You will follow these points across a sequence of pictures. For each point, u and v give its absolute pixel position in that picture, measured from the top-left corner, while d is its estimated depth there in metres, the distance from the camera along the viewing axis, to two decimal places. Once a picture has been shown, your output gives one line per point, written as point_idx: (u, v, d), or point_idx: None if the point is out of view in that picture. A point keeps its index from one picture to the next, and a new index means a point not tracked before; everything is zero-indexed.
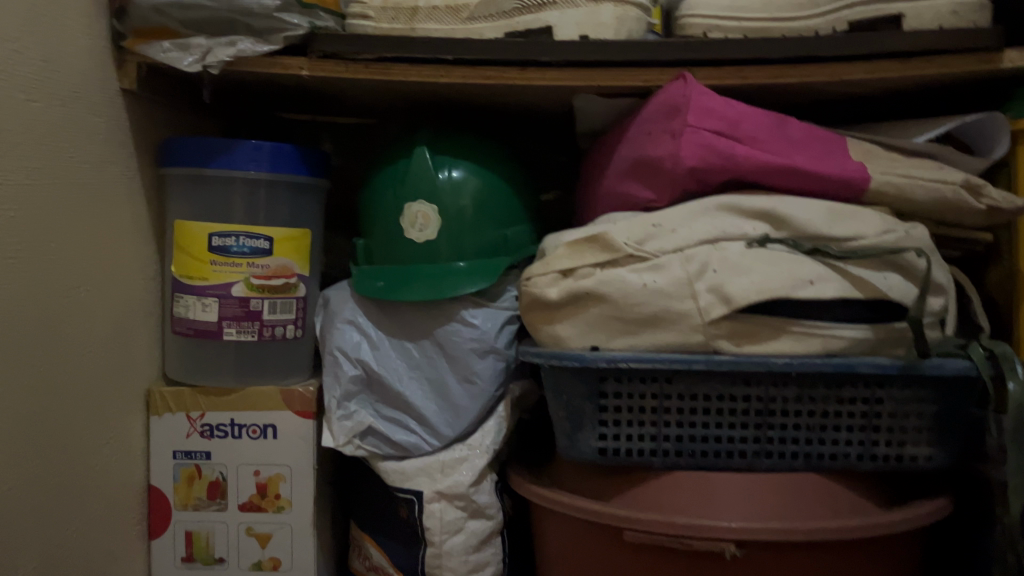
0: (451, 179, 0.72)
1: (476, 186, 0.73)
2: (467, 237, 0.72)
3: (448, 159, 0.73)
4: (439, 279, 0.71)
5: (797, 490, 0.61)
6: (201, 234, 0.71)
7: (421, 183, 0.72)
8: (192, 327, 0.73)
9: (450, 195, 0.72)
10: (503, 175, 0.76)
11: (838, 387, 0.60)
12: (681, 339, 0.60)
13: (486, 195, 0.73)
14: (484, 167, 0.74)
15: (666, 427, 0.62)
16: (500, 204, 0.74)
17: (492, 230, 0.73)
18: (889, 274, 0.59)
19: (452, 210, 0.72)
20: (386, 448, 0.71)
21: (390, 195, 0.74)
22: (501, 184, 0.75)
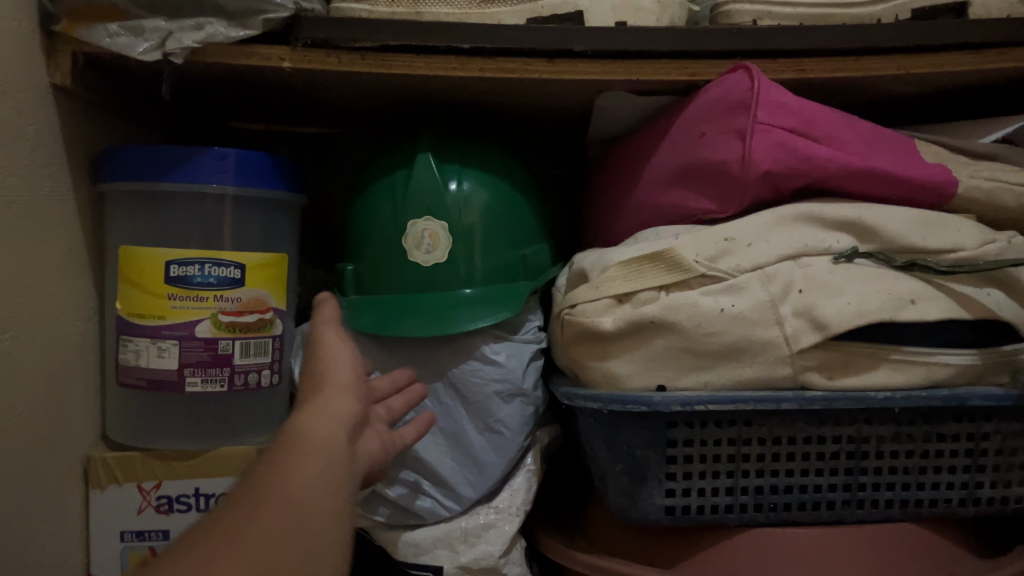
0: (460, 191, 0.61)
1: (488, 202, 0.62)
2: (479, 262, 0.61)
3: (454, 171, 0.62)
4: (448, 312, 0.59)
5: (898, 546, 0.53)
6: (158, 262, 0.57)
7: (425, 198, 0.60)
8: (145, 377, 0.58)
9: (458, 212, 0.60)
10: (515, 188, 0.65)
11: (940, 422, 0.52)
12: (764, 374, 0.50)
13: (498, 212, 0.62)
14: (495, 179, 0.64)
15: (745, 478, 0.52)
16: (514, 222, 0.64)
17: (507, 253, 0.62)
18: (993, 291, 0.51)
19: (465, 227, 0.61)
20: (397, 517, 0.59)
21: (386, 213, 0.62)
22: (515, 199, 0.64)
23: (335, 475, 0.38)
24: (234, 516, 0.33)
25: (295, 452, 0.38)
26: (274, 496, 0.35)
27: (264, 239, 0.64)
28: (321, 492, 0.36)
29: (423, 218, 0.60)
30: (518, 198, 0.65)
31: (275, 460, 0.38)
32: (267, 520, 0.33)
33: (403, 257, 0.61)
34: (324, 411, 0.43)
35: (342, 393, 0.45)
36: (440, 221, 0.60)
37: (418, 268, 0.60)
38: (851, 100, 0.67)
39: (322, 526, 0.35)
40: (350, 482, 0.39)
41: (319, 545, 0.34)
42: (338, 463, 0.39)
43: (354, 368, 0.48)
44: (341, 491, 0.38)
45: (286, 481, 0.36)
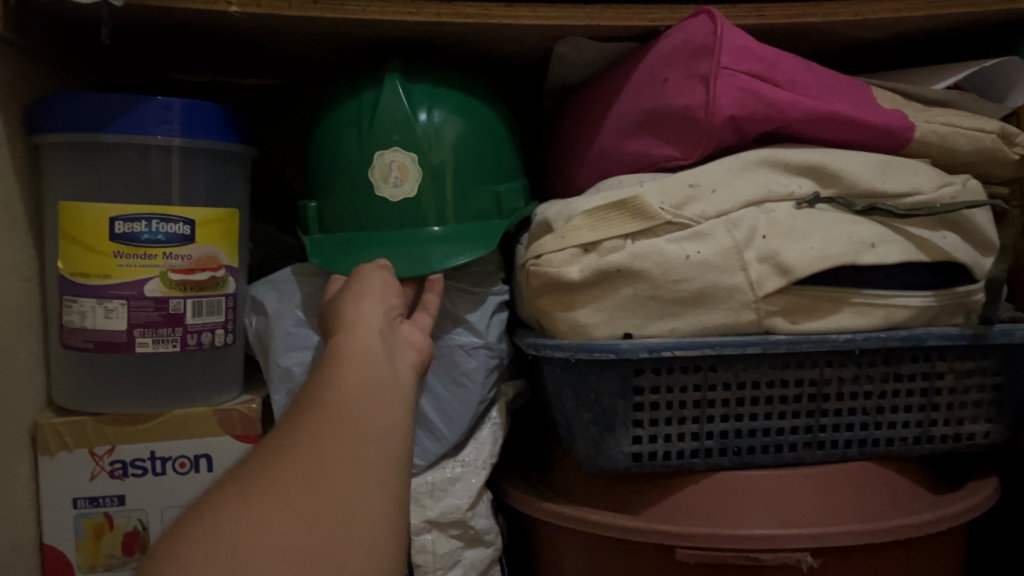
0: (431, 122, 0.59)
1: (458, 137, 0.60)
2: (448, 200, 0.59)
3: (424, 104, 0.60)
4: (416, 249, 0.58)
5: (856, 485, 0.54)
6: (101, 218, 0.54)
7: (392, 131, 0.59)
8: (92, 339, 0.56)
9: (427, 146, 0.59)
10: (489, 122, 0.63)
11: (897, 363, 0.53)
12: (730, 320, 0.51)
13: (470, 146, 0.60)
14: (467, 112, 0.61)
15: (709, 423, 0.53)
16: (487, 157, 0.62)
17: (479, 190, 0.61)
18: (948, 233, 0.53)
19: (435, 162, 0.59)
20: None
21: (352, 148, 0.60)
22: (488, 134, 0.62)
23: (376, 385, 0.40)
24: (285, 430, 0.36)
25: (336, 367, 0.41)
26: (319, 406, 0.37)
27: (213, 193, 0.61)
28: (367, 398, 0.39)
29: (390, 149, 0.58)
30: (491, 128, 0.63)
31: (318, 377, 0.40)
32: (316, 424, 0.36)
33: (370, 192, 0.59)
34: (356, 326, 0.46)
35: (369, 308, 0.48)
36: (409, 155, 0.58)
37: (385, 203, 0.59)
38: (807, 44, 0.67)
39: (371, 425, 0.37)
40: (396, 389, 0.42)
41: (375, 438, 0.36)
42: (379, 374, 0.41)
43: (381, 283, 0.52)
44: (388, 396, 0.40)
45: (329, 391, 0.39)
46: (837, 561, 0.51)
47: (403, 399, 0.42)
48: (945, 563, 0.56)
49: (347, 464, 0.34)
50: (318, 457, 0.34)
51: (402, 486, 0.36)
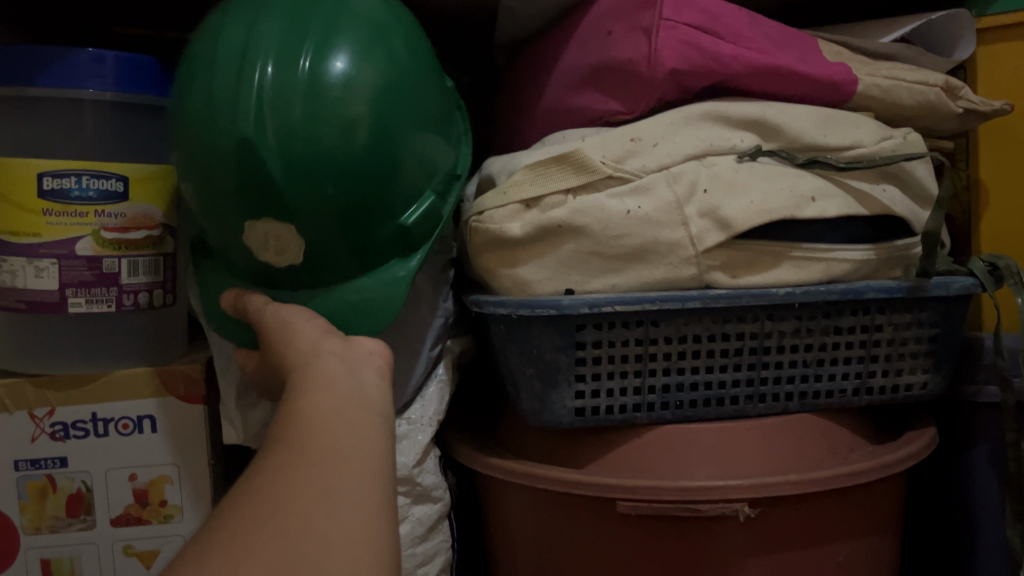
0: (326, 131, 0.47)
1: (342, 154, 0.47)
2: (350, 228, 0.50)
3: (286, 120, 0.46)
4: (334, 303, 0.53)
5: (796, 436, 0.55)
6: (29, 174, 0.53)
7: (252, 177, 0.47)
8: (25, 300, 0.55)
9: (305, 187, 0.47)
10: (385, 97, 0.49)
11: (837, 315, 0.54)
12: (671, 275, 0.51)
13: (360, 156, 0.48)
14: (348, 104, 0.47)
15: (651, 377, 0.53)
16: (387, 156, 0.50)
17: (385, 198, 0.51)
18: (887, 186, 0.53)
19: (343, 181, 0.48)
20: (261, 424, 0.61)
21: (210, 187, 0.48)
22: (387, 117, 0.49)
23: (345, 422, 0.35)
24: (240, 492, 0.31)
25: (296, 411, 0.36)
26: (277, 460, 0.32)
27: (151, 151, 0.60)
28: (334, 441, 0.33)
29: (255, 202, 0.48)
30: (394, 87, 0.50)
31: (277, 425, 0.35)
32: (275, 481, 0.31)
33: (252, 241, 0.50)
34: (313, 362, 0.40)
35: (320, 343, 0.43)
36: (283, 207, 0.48)
37: (282, 262, 0.51)
38: None
39: (344, 473, 0.32)
40: (372, 421, 0.36)
41: (350, 488, 0.31)
42: (346, 410, 0.36)
43: (312, 319, 0.46)
44: (363, 434, 0.35)
45: (286, 442, 0.33)
46: (773, 510, 0.52)
47: (385, 434, 0.36)
48: (882, 510, 0.57)
49: (318, 527, 0.29)
50: (281, 525, 0.28)
51: (392, 542, 0.31)
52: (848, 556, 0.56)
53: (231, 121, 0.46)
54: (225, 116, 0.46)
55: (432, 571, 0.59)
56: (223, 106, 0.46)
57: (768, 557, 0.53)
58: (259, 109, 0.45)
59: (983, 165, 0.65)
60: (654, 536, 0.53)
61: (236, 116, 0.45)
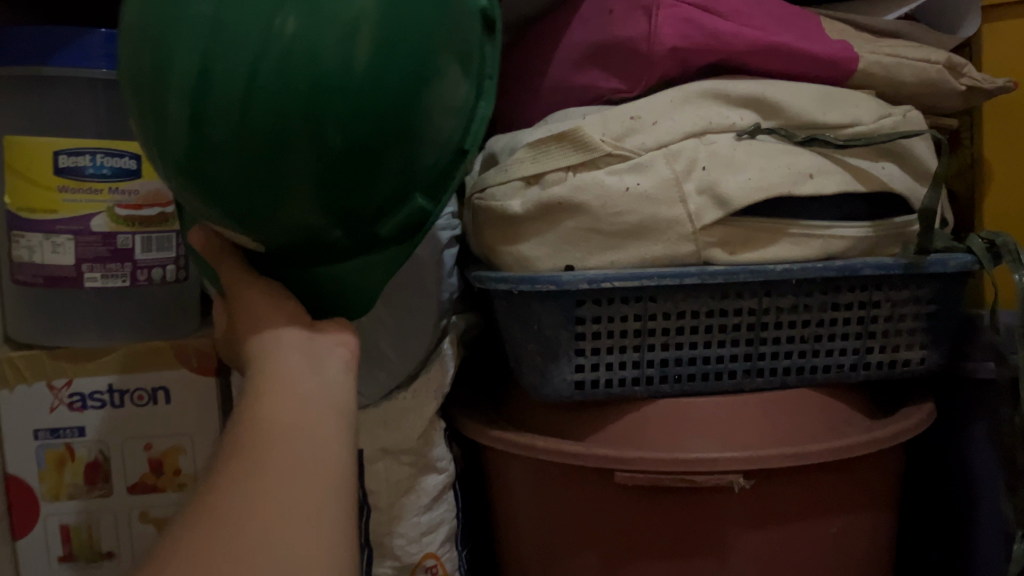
0: (297, 68, 0.34)
1: (329, 95, 0.34)
2: (339, 199, 0.38)
3: (255, 43, 0.33)
4: (312, 285, 0.44)
5: (792, 410, 0.56)
6: (45, 152, 0.55)
7: (204, 124, 0.35)
8: (42, 275, 0.56)
9: (272, 142, 0.35)
10: (400, 7, 0.35)
11: (835, 291, 0.54)
12: (670, 252, 0.52)
13: (355, 96, 0.35)
14: (346, 17, 0.34)
15: (649, 352, 0.54)
16: (395, 94, 0.36)
17: (383, 163, 0.38)
18: (886, 163, 0.53)
19: (319, 142, 0.35)
20: None
21: (150, 142, 0.37)
22: (398, 34, 0.35)
23: (308, 428, 0.36)
24: (201, 503, 0.32)
25: (260, 407, 0.36)
26: (237, 472, 0.34)
27: None
28: (295, 452, 0.35)
29: (207, 164, 0.36)
30: (406, 5, 0.35)
31: (241, 423, 0.36)
32: (237, 501, 0.32)
33: (210, 218, 0.40)
34: (280, 349, 0.40)
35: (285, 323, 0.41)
36: (242, 171, 0.36)
37: (247, 244, 0.42)
38: None
39: (301, 493, 0.33)
40: (332, 423, 0.37)
41: (307, 510, 0.33)
42: (308, 411, 0.37)
43: (276, 300, 0.42)
44: (324, 441, 0.36)
45: (249, 449, 0.34)
46: (768, 482, 0.53)
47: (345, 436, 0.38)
48: (878, 484, 0.58)
49: (273, 561, 0.31)
50: (241, 556, 0.30)
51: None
52: (844, 529, 0.57)
53: (186, 43, 0.34)
54: (174, 30, 0.34)
55: (437, 540, 0.61)
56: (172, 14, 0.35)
57: (765, 529, 0.54)
58: (217, 26, 0.34)
59: (989, 141, 0.65)
60: (653, 508, 0.54)
61: (190, 36, 0.34)
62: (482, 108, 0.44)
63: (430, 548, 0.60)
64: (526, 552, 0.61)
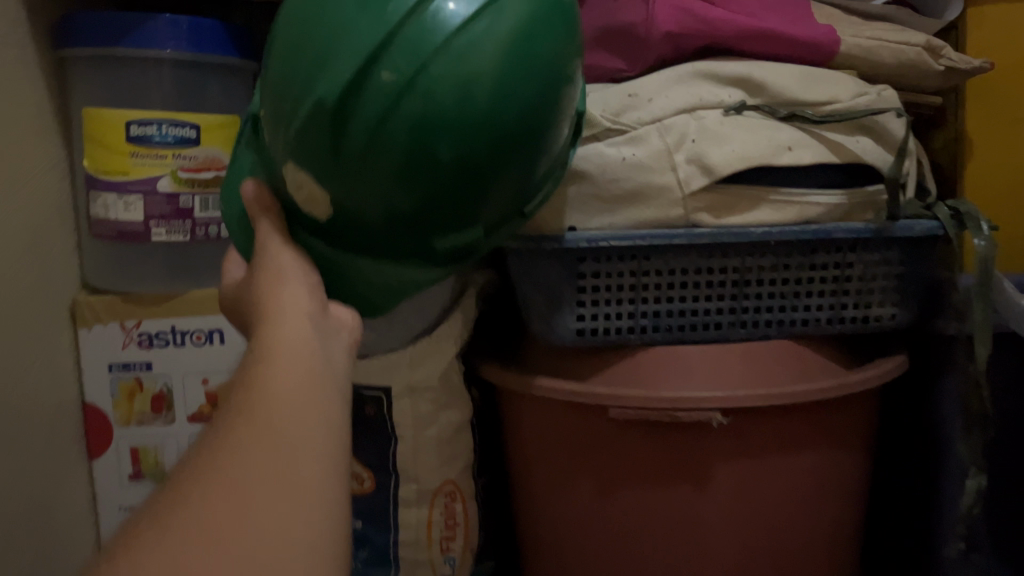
0: (435, 97, 0.41)
1: (456, 118, 0.41)
2: (427, 208, 0.44)
3: (410, 67, 0.40)
4: (356, 276, 0.50)
5: (774, 358, 0.62)
6: (118, 122, 0.63)
7: (344, 118, 0.41)
8: (116, 229, 0.65)
9: (400, 135, 0.41)
10: (529, 61, 0.42)
11: (811, 253, 0.61)
12: (661, 215, 0.58)
13: (476, 126, 0.42)
14: (485, 60, 0.41)
15: (644, 304, 0.61)
16: (505, 132, 0.43)
17: (471, 195, 0.44)
18: (861, 138, 0.59)
19: (432, 161, 0.42)
20: None
21: (280, 117, 0.43)
22: (523, 81, 0.42)
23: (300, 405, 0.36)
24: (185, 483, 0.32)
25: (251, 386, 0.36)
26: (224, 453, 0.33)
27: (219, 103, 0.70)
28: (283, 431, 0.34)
29: (330, 151, 0.42)
30: (533, 73, 0.43)
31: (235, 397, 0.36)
32: (219, 485, 0.32)
33: (303, 188, 0.45)
34: (286, 323, 0.40)
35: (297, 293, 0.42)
36: (361, 163, 0.42)
37: (316, 218, 0.46)
38: None
39: (287, 477, 0.33)
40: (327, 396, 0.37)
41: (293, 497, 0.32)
42: (302, 387, 0.37)
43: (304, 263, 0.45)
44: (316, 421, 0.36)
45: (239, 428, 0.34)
46: (745, 419, 0.60)
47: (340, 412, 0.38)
48: (849, 427, 0.65)
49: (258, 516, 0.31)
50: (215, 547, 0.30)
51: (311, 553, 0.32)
52: (815, 464, 0.63)
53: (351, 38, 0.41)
54: (340, 34, 0.41)
55: (456, 469, 0.69)
56: (341, 21, 0.41)
57: (743, 462, 0.61)
58: (382, 41, 0.40)
59: (973, 122, 0.70)
60: (642, 440, 0.61)
61: (358, 33, 0.41)
62: (564, 146, 0.50)
63: (449, 475, 0.69)
64: (534, 480, 0.69)
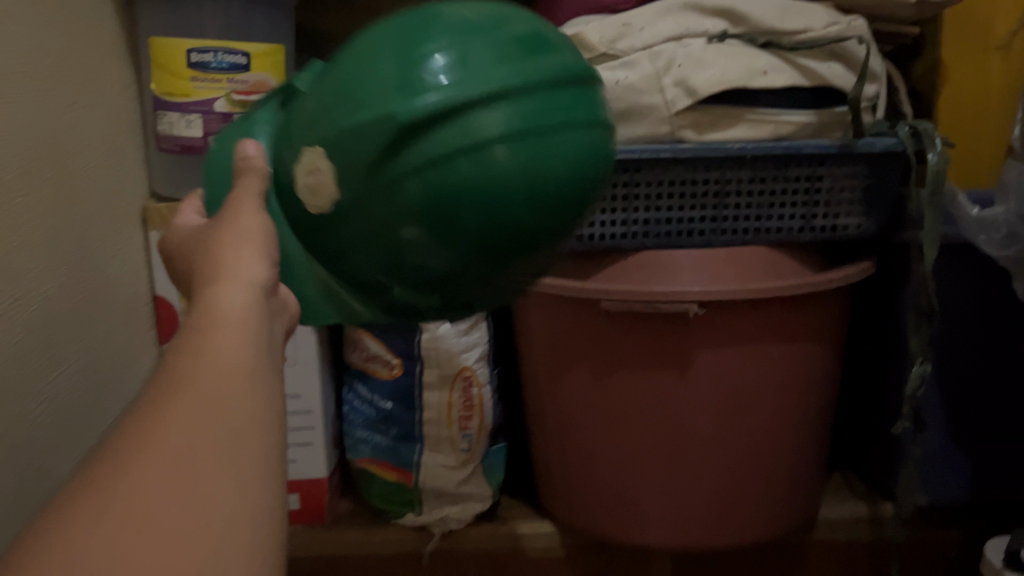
0: (426, 195, 0.34)
1: (483, 195, 0.33)
2: (406, 279, 0.38)
3: (438, 152, 0.33)
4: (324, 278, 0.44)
5: (751, 261, 0.70)
6: (179, 50, 0.73)
7: (379, 144, 0.34)
8: (179, 143, 0.75)
9: (388, 214, 0.35)
10: (546, 188, 0.34)
11: (786, 167, 0.68)
12: (651, 131, 0.67)
13: (481, 233, 0.34)
14: (497, 175, 0.33)
15: (635, 213, 0.69)
16: (499, 250, 0.35)
17: (450, 287, 0.38)
18: (832, 63, 0.67)
19: (405, 254, 0.36)
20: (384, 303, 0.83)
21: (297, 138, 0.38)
22: (568, 191, 0.34)
23: (228, 418, 0.32)
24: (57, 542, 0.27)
25: (169, 400, 0.32)
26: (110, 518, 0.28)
27: (267, 32, 0.80)
28: (207, 457, 0.31)
29: (350, 170, 0.35)
30: (549, 210, 0.34)
31: (129, 436, 0.31)
32: (123, 515, 0.28)
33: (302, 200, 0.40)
34: (235, 307, 0.37)
35: (234, 296, 0.37)
36: (370, 198, 0.35)
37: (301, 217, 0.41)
38: None
39: (217, 502, 0.30)
40: (256, 410, 0.34)
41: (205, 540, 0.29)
42: (230, 400, 0.33)
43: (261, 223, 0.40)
44: (245, 441, 0.32)
45: (145, 459, 0.30)
46: (718, 312, 0.69)
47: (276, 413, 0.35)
48: (819, 325, 0.74)
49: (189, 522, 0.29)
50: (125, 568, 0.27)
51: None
52: (784, 355, 0.72)
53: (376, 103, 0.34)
54: (371, 89, 0.34)
55: (473, 357, 0.79)
56: (376, 75, 0.35)
57: (717, 349, 0.70)
58: (399, 126, 0.33)
59: (951, 52, 0.76)
60: (631, 328, 0.70)
61: (381, 100, 0.34)
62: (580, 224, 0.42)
63: (467, 363, 0.79)
64: (541, 370, 0.78)
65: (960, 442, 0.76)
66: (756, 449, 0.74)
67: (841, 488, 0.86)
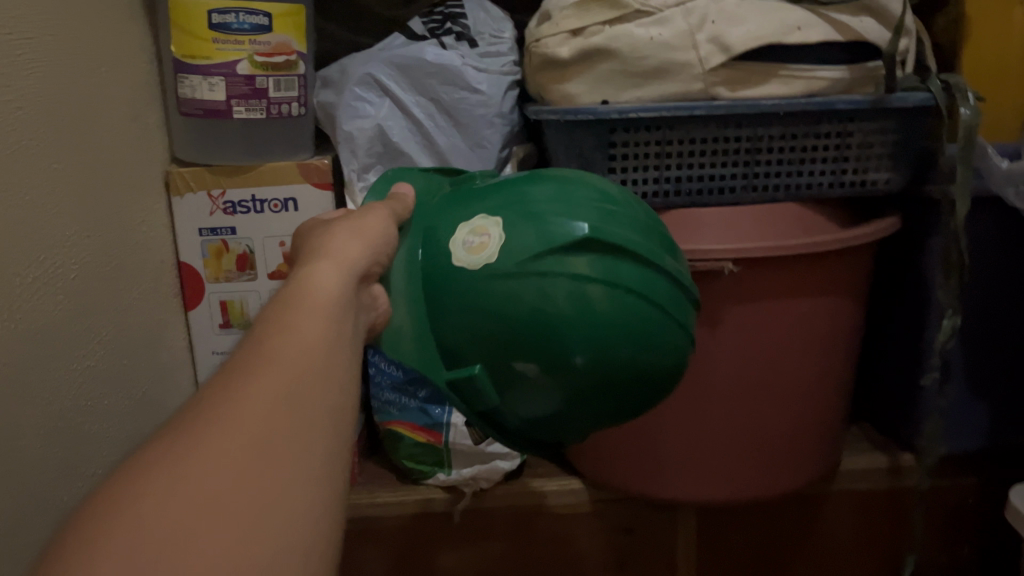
0: (544, 302, 0.40)
1: (589, 328, 0.40)
2: (491, 370, 0.42)
3: (571, 271, 0.40)
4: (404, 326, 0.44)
5: (779, 217, 0.71)
6: (201, 11, 0.71)
7: (526, 244, 0.41)
8: (202, 107, 0.74)
9: (508, 302, 0.40)
10: (635, 342, 0.41)
11: (816, 123, 0.68)
12: (682, 88, 0.66)
13: (578, 352, 0.40)
14: (603, 310, 0.40)
15: (667, 171, 0.69)
16: (583, 375, 0.40)
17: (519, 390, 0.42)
18: (865, 18, 0.66)
19: (504, 342, 0.41)
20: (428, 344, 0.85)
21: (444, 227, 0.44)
22: (646, 354, 0.41)
23: (297, 413, 0.33)
24: (137, 501, 0.29)
25: (247, 388, 0.33)
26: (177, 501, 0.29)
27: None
28: (276, 453, 0.32)
29: (498, 253, 0.41)
30: (629, 358, 0.41)
31: (210, 415, 0.32)
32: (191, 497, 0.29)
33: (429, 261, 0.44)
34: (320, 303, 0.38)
35: (327, 288, 0.39)
36: (497, 282, 0.41)
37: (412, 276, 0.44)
38: None
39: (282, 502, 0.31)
40: (322, 410, 0.34)
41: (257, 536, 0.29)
42: (307, 401, 0.34)
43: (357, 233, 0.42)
44: (311, 442, 0.33)
45: (219, 441, 0.31)
46: (750, 270, 0.69)
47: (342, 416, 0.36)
48: (845, 282, 0.74)
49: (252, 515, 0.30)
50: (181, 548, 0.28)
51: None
52: (812, 311, 0.73)
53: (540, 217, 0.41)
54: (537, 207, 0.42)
55: None
56: (543, 200, 0.42)
57: (747, 305, 0.71)
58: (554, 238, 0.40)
59: (974, 3, 0.76)
60: None
61: (544, 217, 0.41)
62: None
63: None
64: None
65: (981, 393, 0.77)
66: (784, 405, 0.76)
67: (861, 440, 0.88)
